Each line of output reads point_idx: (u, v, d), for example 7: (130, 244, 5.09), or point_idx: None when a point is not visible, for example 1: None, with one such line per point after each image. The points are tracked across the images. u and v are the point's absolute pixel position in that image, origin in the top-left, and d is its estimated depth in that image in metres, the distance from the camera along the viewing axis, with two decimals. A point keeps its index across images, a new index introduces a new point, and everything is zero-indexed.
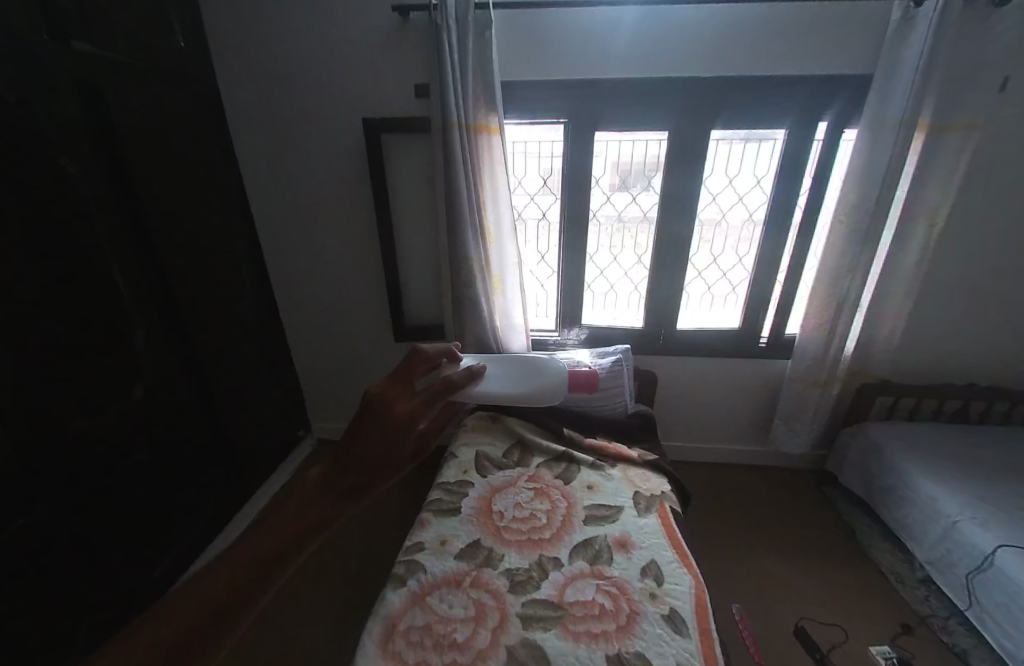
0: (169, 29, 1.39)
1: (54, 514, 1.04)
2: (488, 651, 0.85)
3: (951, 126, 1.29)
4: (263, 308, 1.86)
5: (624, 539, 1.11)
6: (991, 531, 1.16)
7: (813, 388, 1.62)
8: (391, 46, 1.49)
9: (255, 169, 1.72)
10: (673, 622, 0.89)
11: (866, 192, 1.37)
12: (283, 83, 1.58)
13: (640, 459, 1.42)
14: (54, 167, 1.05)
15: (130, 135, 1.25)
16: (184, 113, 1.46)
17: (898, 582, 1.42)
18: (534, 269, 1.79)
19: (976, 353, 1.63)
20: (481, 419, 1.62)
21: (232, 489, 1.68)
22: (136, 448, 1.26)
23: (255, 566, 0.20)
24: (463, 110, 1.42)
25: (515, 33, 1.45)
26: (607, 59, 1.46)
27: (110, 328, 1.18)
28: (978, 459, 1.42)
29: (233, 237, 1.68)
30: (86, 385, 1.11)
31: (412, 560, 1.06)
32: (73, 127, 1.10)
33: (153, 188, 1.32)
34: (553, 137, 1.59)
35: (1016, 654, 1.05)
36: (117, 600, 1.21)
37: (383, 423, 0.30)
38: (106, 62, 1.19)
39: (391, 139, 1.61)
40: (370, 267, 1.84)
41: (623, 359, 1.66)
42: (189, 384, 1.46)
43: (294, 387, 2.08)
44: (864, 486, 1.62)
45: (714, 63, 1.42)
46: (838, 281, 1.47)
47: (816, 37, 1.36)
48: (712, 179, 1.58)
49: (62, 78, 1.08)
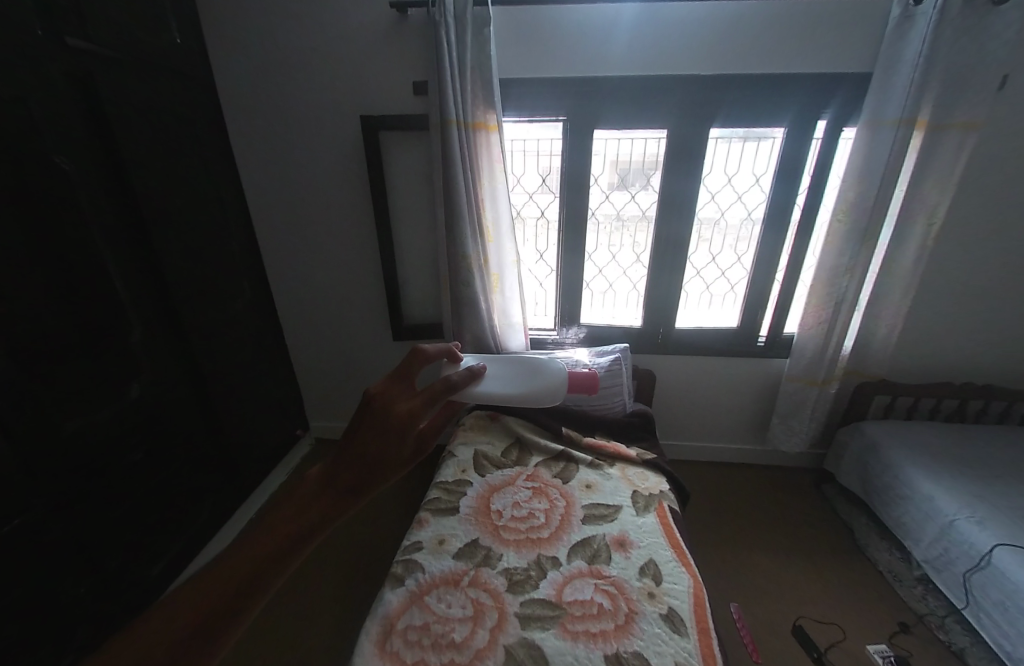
0: (164, 25, 1.38)
1: (52, 514, 1.04)
2: (485, 650, 0.84)
3: (950, 125, 1.29)
4: (260, 307, 1.85)
5: (623, 539, 1.11)
6: (988, 529, 1.17)
7: (811, 387, 1.63)
8: (389, 42, 1.48)
9: (252, 167, 1.71)
10: (672, 621, 0.90)
11: (864, 191, 1.37)
12: (280, 80, 1.57)
13: (638, 457, 1.42)
14: (50, 165, 1.04)
15: (127, 133, 1.24)
16: (180, 110, 1.44)
17: (895, 581, 1.42)
18: (533, 267, 1.79)
19: (973, 352, 1.64)
20: (479, 417, 1.62)
21: (230, 489, 1.67)
22: (133, 448, 1.25)
23: (252, 566, 0.23)
24: (461, 108, 1.42)
25: (514, 29, 1.45)
26: (606, 56, 1.45)
27: (107, 327, 1.17)
28: (975, 458, 1.43)
29: (230, 235, 1.67)
30: (83, 384, 1.10)
31: (410, 559, 1.06)
32: (68, 124, 1.09)
33: (150, 186, 1.31)
34: (552, 135, 1.58)
35: (1012, 652, 1.06)
36: (116, 600, 1.21)
37: (381, 425, 0.31)
38: (102, 59, 1.18)
39: (389, 136, 1.60)
40: (368, 266, 1.83)
41: (622, 358, 1.66)
42: (186, 383, 1.45)
43: (292, 386, 2.08)
44: (861, 484, 1.62)
45: (713, 61, 1.42)
46: (837, 280, 1.47)
47: (815, 35, 1.36)
48: (711, 178, 1.57)
49: (57, 74, 1.07)
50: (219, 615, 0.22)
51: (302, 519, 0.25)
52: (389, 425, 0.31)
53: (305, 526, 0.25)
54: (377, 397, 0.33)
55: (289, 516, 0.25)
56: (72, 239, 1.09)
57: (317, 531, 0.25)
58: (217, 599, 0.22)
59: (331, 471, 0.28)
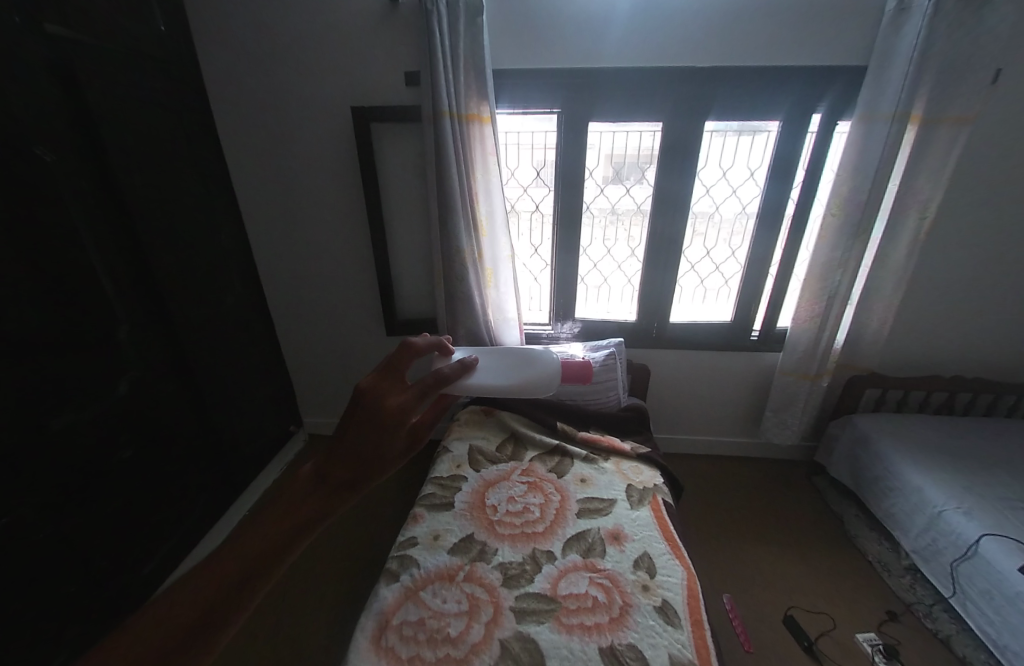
0: (147, 12, 1.34)
1: (40, 514, 1.02)
2: (481, 645, 0.85)
3: (944, 119, 1.29)
4: (251, 302, 1.83)
5: (617, 532, 1.11)
6: (975, 520, 1.19)
7: (803, 381, 1.64)
8: (380, 31, 1.45)
9: (241, 159, 1.67)
10: (665, 614, 0.90)
11: (858, 185, 1.37)
12: (269, 69, 1.53)
13: (633, 451, 1.43)
14: (30, 157, 1.01)
15: (109, 123, 1.20)
16: (165, 100, 1.40)
17: (884, 570, 1.45)
18: (527, 261, 1.77)
19: (962, 345, 1.66)
20: (474, 412, 1.61)
21: (223, 486, 1.66)
22: (122, 446, 1.23)
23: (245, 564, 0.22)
24: (454, 99, 1.39)
25: (508, 18, 1.42)
26: (602, 48, 1.43)
27: (92, 323, 1.15)
28: (963, 450, 1.45)
29: (218, 229, 1.64)
30: (68, 382, 1.08)
31: (405, 555, 1.06)
32: (47, 114, 1.06)
33: (134, 178, 1.28)
34: (546, 128, 1.57)
35: (997, 639, 1.09)
36: (107, 600, 1.19)
37: (375, 418, 0.30)
38: (82, 46, 1.14)
39: (381, 128, 1.57)
40: (361, 261, 1.81)
41: (616, 353, 1.66)
42: (176, 380, 1.43)
43: (285, 382, 2.05)
44: (851, 476, 1.64)
45: (709, 53, 1.40)
46: (830, 274, 1.48)
47: (812, 27, 1.34)
48: (706, 172, 1.57)
49: (35, 62, 1.03)
50: (221, 607, 0.21)
51: (303, 512, 0.25)
52: (382, 418, 0.30)
53: (306, 518, 0.24)
54: (368, 391, 0.32)
55: (288, 509, 0.24)
56: (54, 233, 1.05)
57: (318, 522, 0.25)
58: (214, 596, 0.21)
59: (327, 463, 0.28)
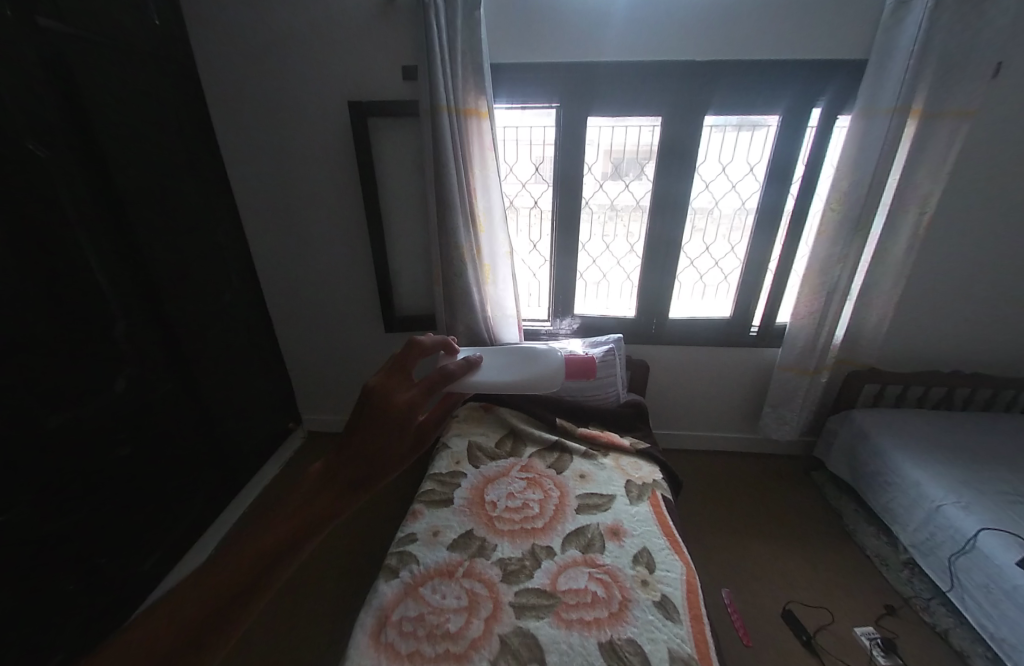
0: (141, 5, 1.32)
1: (38, 512, 1.02)
2: (480, 640, 0.85)
3: (944, 114, 1.29)
4: (248, 299, 1.82)
5: (617, 528, 1.12)
6: (973, 514, 1.20)
7: (802, 376, 1.64)
8: (377, 25, 1.43)
9: (237, 155, 1.66)
10: (665, 608, 0.91)
11: (858, 180, 1.37)
12: (264, 64, 1.51)
13: (631, 446, 1.43)
14: (24, 153, 1.00)
15: (103, 117, 1.19)
16: (160, 95, 1.39)
17: (882, 565, 1.46)
18: (526, 257, 1.77)
19: (962, 340, 1.66)
20: (473, 409, 1.61)
21: (221, 483, 1.65)
22: (120, 443, 1.23)
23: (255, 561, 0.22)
24: (452, 93, 1.38)
25: (507, 12, 1.40)
26: (601, 42, 1.42)
27: (88, 320, 1.14)
28: (961, 444, 1.46)
29: (215, 226, 1.63)
30: (64, 380, 1.07)
31: (404, 551, 1.06)
32: (40, 108, 1.04)
33: (129, 174, 1.27)
34: (545, 123, 1.55)
35: (994, 633, 1.09)
36: (105, 597, 1.19)
37: (384, 415, 0.30)
38: (75, 40, 1.12)
39: (379, 123, 1.56)
40: (359, 257, 1.80)
41: (615, 349, 1.66)
42: (173, 376, 1.42)
43: (283, 379, 2.05)
44: (850, 471, 1.65)
45: (709, 47, 1.39)
46: (830, 269, 1.47)
47: (813, 21, 1.33)
48: (705, 167, 1.56)
49: (27, 56, 1.02)
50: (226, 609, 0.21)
51: (312, 510, 0.24)
52: (391, 415, 0.30)
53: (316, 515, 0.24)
54: (376, 390, 0.32)
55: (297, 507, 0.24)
56: (46, 230, 1.04)
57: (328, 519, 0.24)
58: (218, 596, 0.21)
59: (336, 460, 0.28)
